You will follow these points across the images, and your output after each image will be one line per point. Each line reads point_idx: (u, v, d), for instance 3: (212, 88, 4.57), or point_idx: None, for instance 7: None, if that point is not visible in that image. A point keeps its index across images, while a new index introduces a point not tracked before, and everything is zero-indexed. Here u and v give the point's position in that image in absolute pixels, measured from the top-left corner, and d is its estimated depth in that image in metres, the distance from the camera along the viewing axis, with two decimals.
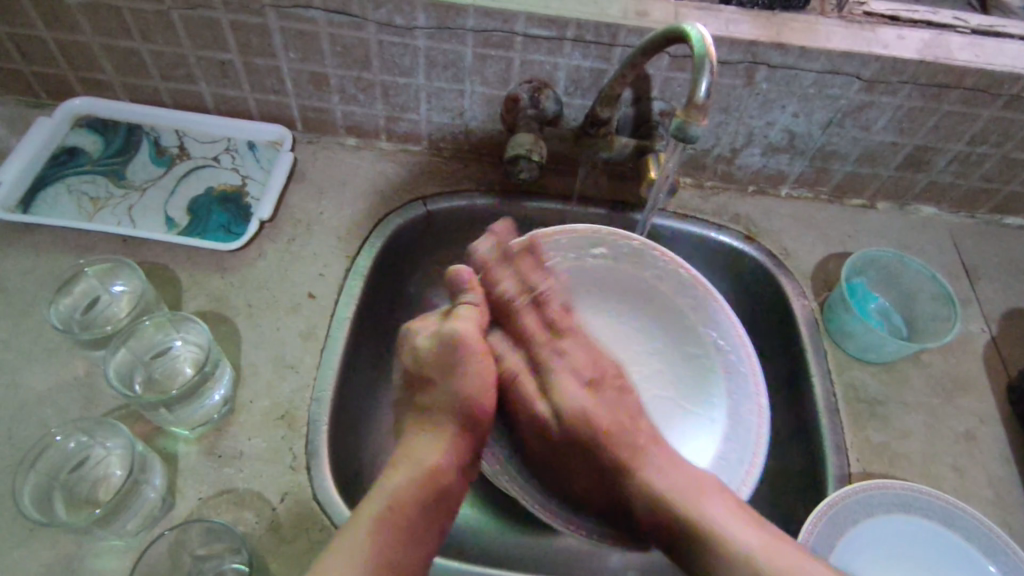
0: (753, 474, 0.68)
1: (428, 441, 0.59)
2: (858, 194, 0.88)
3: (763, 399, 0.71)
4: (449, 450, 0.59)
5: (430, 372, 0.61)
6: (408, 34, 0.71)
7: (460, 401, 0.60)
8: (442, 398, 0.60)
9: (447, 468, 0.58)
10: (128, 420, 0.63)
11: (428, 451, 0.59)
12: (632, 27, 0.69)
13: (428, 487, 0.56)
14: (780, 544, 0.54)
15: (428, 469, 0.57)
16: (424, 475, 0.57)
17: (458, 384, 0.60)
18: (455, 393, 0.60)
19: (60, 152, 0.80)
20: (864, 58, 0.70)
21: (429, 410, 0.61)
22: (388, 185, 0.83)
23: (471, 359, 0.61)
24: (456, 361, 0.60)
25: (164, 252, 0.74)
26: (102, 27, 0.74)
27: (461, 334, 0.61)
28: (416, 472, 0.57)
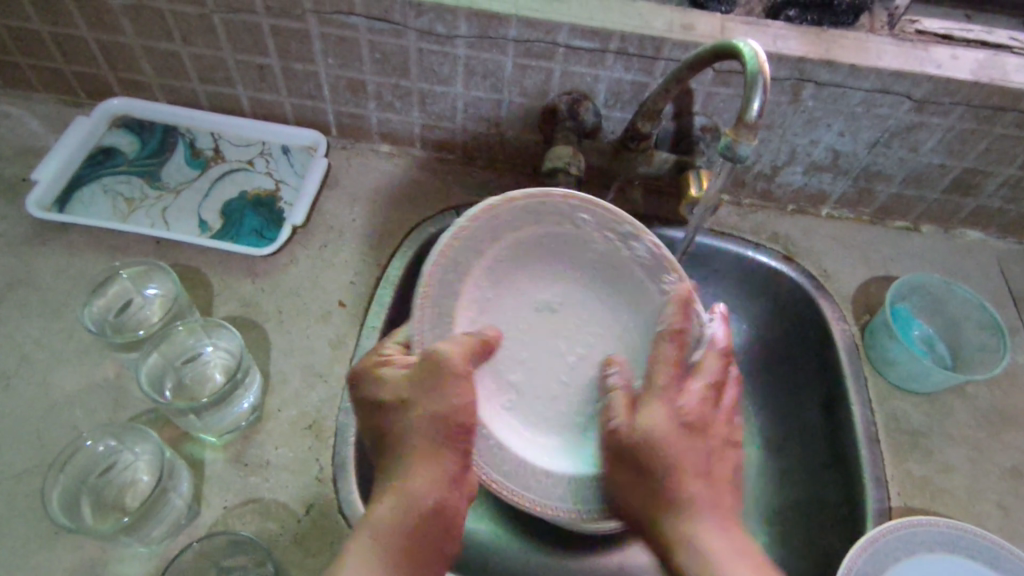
0: None
1: (406, 468, 0.51)
2: (901, 216, 0.86)
3: None
4: (437, 479, 0.51)
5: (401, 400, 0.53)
6: (448, 42, 0.71)
7: (448, 420, 0.52)
8: (420, 422, 0.52)
9: (440, 493, 0.51)
10: (156, 425, 0.62)
11: (412, 477, 0.51)
12: (676, 41, 0.67)
13: (412, 513, 0.49)
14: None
15: (415, 495, 0.50)
16: (408, 500, 0.50)
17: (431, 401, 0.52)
18: (439, 415, 0.52)
19: (97, 152, 0.81)
20: (917, 78, 0.68)
21: (407, 436, 0.52)
22: (420, 194, 0.83)
23: (447, 380, 0.53)
24: (435, 380, 0.53)
25: (196, 255, 0.74)
26: (143, 29, 0.74)
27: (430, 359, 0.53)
28: (399, 505, 0.50)
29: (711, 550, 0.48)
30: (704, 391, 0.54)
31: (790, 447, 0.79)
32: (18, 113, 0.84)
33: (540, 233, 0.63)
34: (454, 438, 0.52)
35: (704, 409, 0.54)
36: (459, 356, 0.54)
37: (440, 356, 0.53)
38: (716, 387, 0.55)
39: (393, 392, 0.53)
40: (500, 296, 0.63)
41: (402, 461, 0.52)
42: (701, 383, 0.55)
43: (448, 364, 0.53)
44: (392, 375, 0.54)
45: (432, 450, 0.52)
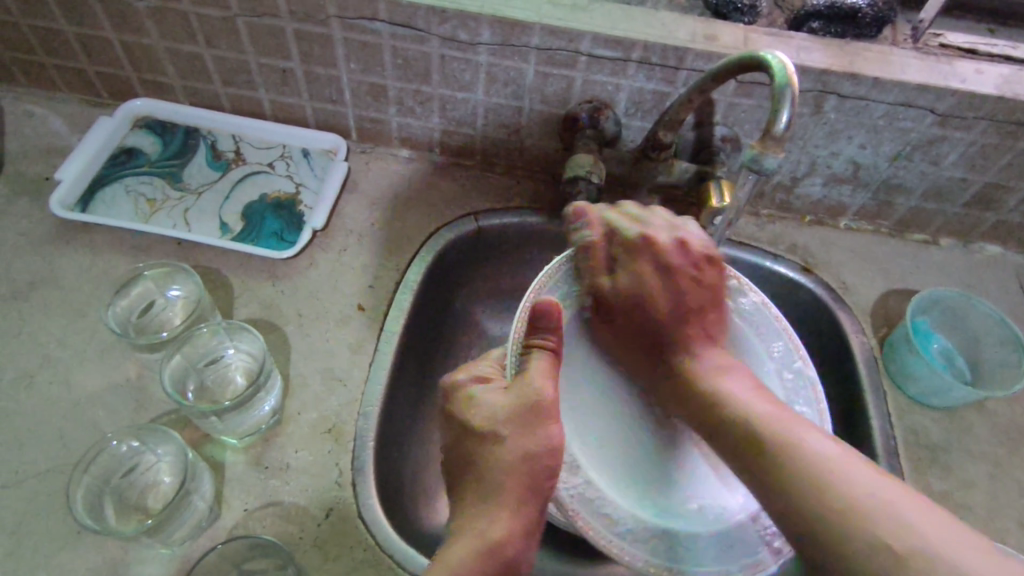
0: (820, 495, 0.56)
1: (492, 511, 0.47)
2: (920, 229, 0.86)
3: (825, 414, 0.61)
4: (515, 531, 0.47)
5: (494, 435, 0.49)
6: (471, 49, 0.71)
7: (537, 468, 0.48)
8: (509, 463, 0.48)
9: (516, 544, 0.46)
10: (178, 426, 0.63)
11: (492, 526, 0.47)
12: (700, 51, 0.67)
13: (487, 565, 0.45)
14: (860, 459, 0.45)
15: (494, 541, 0.46)
16: (484, 548, 0.45)
17: (528, 443, 0.48)
18: (526, 462, 0.48)
19: (120, 152, 0.81)
20: (940, 92, 0.68)
21: (496, 479, 0.48)
22: (439, 199, 0.83)
23: (545, 424, 0.49)
24: (534, 422, 0.49)
25: (217, 257, 0.74)
26: (167, 31, 0.75)
27: (544, 392, 0.49)
28: (469, 555, 0.45)
29: (699, 372, 0.56)
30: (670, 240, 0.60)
31: None
32: (42, 113, 0.85)
33: None
34: (541, 488, 0.48)
35: (672, 255, 0.59)
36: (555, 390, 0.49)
37: (537, 394, 0.49)
38: (660, 255, 0.59)
39: (485, 422, 0.50)
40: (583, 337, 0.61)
41: (487, 505, 0.48)
42: (637, 266, 0.59)
43: (546, 404, 0.49)
44: (487, 401, 0.50)
45: (519, 501, 0.47)
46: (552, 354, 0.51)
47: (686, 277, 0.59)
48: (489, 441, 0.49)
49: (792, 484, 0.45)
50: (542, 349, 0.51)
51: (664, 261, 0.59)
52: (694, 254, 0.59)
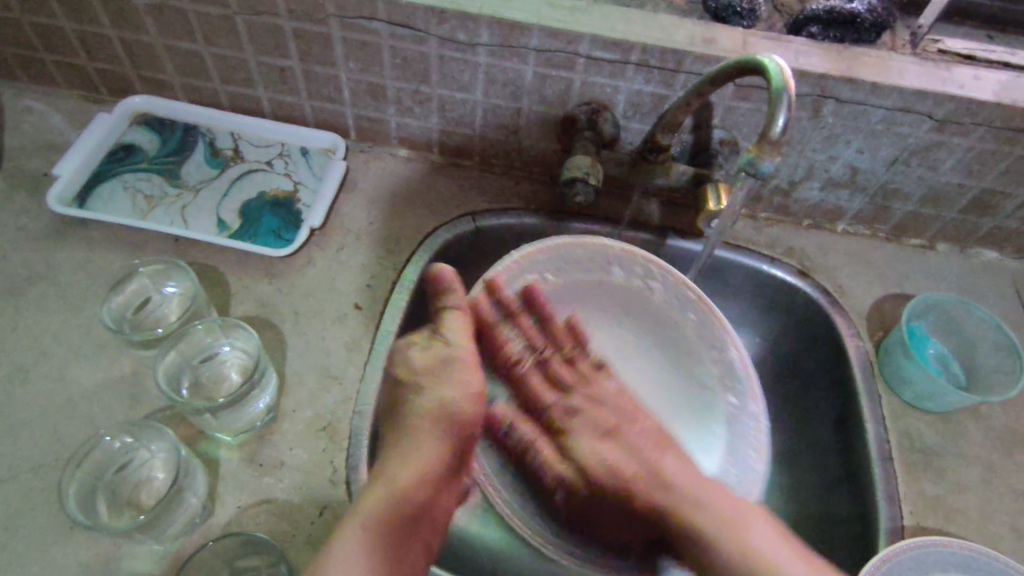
0: (755, 489, 0.64)
1: (408, 453, 0.55)
2: (917, 234, 0.86)
3: (763, 420, 0.66)
4: (427, 470, 0.55)
5: (413, 384, 0.57)
6: (470, 50, 0.71)
7: (449, 407, 0.56)
8: (427, 404, 0.56)
9: (426, 483, 0.54)
10: (172, 422, 0.63)
11: (411, 460, 0.55)
12: (698, 54, 0.68)
13: (406, 497, 0.53)
14: (782, 539, 0.55)
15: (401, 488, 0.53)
16: (394, 489, 0.53)
17: (444, 391, 0.56)
18: (437, 404, 0.56)
19: (118, 149, 0.81)
20: (938, 98, 0.68)
21: (414, 416, 0.56)
22: (437, 199, 0.83)
23: (460, 370, 0.57)
24: (446, 368, 0.57)
25: (214, 254, 0.74)
26: (166, 28, 0.75)
27: (457, 349, 0.57)
28: (389, 485, 0.54)
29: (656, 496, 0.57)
30: (581, 377, 0.65)
31: (802, 464, 0.78)
32: (41, 108, 0.85)
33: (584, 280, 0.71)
34: (453, 425, 0.56)
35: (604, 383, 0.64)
36: (467, 343, 0.57)
37: (452, 349, 0.57)
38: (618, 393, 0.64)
39: (409, 372, 0.58)
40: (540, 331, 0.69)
41: (408, 442, 0.56)
42: (603, 386, 0.64)
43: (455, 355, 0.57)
44: (410, 360, 0.57)
45: (433, 438, 0.55)
46: (465, 313, 0.58)
47: (631, 396, 0.64)
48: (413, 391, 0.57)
49: (720, 556, 0.54)
50: (453, 310, 0.58)
51: (596, 395, 0.64)
52: (609, 383, 0.64)
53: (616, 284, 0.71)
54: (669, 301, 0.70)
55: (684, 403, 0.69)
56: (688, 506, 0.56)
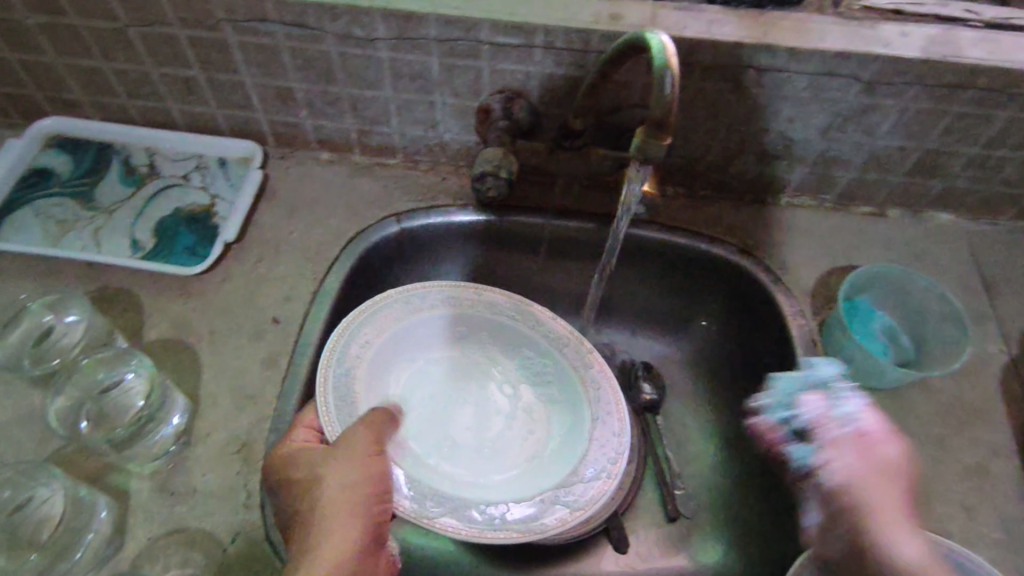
0: (624, 445, 0.65)
1: (314, 543, 0.49)
2: (865, 201, 0.82)
3: (606, 385, 0.69)
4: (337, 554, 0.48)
5: (313, 477, 0.52)
6: (370, 45, 0.68)
7: (358, 490, 0.51)
8: (326, 495, 0.51)
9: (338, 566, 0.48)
10: (80, 456, 0.61)
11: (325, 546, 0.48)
12: (605, 32, 0.64)
13: None
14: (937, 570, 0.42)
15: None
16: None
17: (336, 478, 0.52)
18: (341, 494, 0.51)
19: (30, 174, 0.79)
20: (862, 59, 0.64)
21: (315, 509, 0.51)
22: (361, 202, 0.80)
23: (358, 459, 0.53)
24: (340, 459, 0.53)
25: (128, 276, 0.72)
26: (61, 46, 0.72)
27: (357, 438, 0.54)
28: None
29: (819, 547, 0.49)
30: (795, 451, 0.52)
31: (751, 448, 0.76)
32: None
33: (427, 317, 0.73)
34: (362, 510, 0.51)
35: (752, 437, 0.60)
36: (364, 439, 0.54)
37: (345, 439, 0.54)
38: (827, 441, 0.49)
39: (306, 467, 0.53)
40: (397, 379, 0.71)
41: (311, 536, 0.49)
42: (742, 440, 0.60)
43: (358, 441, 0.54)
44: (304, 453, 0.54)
45: (340, 525, 0.50)
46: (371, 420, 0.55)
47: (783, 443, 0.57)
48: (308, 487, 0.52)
49: None
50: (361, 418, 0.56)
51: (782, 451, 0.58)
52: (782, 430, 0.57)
53: (456, 309, 0.73)
54: (500, 306, 0.73)
55: (542, 402, 0.72)
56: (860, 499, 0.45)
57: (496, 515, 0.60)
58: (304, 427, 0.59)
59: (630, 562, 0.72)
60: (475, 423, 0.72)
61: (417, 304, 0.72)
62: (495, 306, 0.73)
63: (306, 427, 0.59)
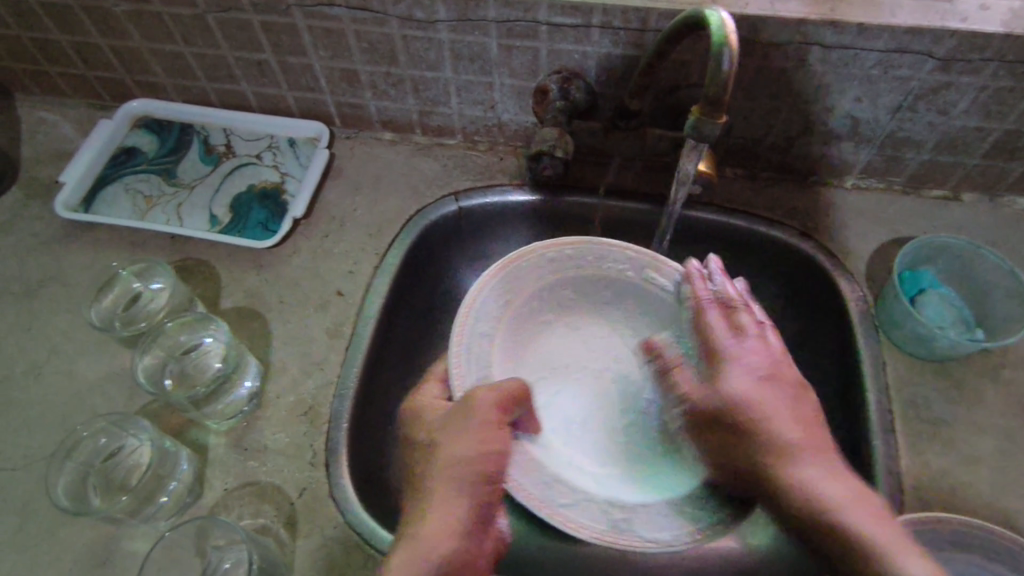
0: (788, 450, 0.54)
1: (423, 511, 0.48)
2: (937, 184, 0.78)
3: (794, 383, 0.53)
4: (446, 529, 0.47)
5: (431, 443, 0.51)
6: (431, 27, 0.70)
7: (472, 466, 0.49)
8: (438, 463, 0.50)
9: (443, 540, 0.46)
10: (165, 412, 0.67)
11: (427, 524, 0.47)
12: (664, 10, 0.63)
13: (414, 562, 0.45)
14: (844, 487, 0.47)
15: (416, 545, 0.46)
16: (409, 551, 0.46)
17: (452, 448, 0.50)
18: (451, 463, 0.49)
19: (119, 152, 0.85)
20: (937, 35, 0.61)
21: (425, 478, 0.50)
22: (421, 181, 0.83)
23: (477, 424, 0.50)
24: (461, 424, 0.51)
25: (207, 248, 0.78)
26: (147, 32, 0.77)
27: (477, 404, 0.51)
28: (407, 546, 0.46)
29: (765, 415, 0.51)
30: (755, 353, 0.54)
31: None
32: (54, 119, 0.90)
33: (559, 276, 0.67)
34: (475, 485, 0.49)
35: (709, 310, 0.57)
36: (490, 406, 0.51)
37: (470, 405, 0.52)
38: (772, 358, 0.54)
39: (430, 431, 0.53)
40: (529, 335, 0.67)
41: (420, 502, 0.49)
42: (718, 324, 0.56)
43: (480, 412, 0.51)
44: (429, 418, 0.54)
45: (451, 498, 0.48)
46: (498, 391, 0.53)
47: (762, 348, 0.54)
48: (424, 451, 0.52)
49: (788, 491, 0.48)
50: (484, 388, 0.53)
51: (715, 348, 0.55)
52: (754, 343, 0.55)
53: (583, 274, 0.67)
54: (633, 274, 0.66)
55: None
56: (804, 457, 0.49)
57: (623, 509, 0.56)
58: (433, 381, 0.60)
59: None
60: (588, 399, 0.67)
61: (548, 267, 0.66)
62: (626, 274, 0.67)
63: (435, 378, 0.61)
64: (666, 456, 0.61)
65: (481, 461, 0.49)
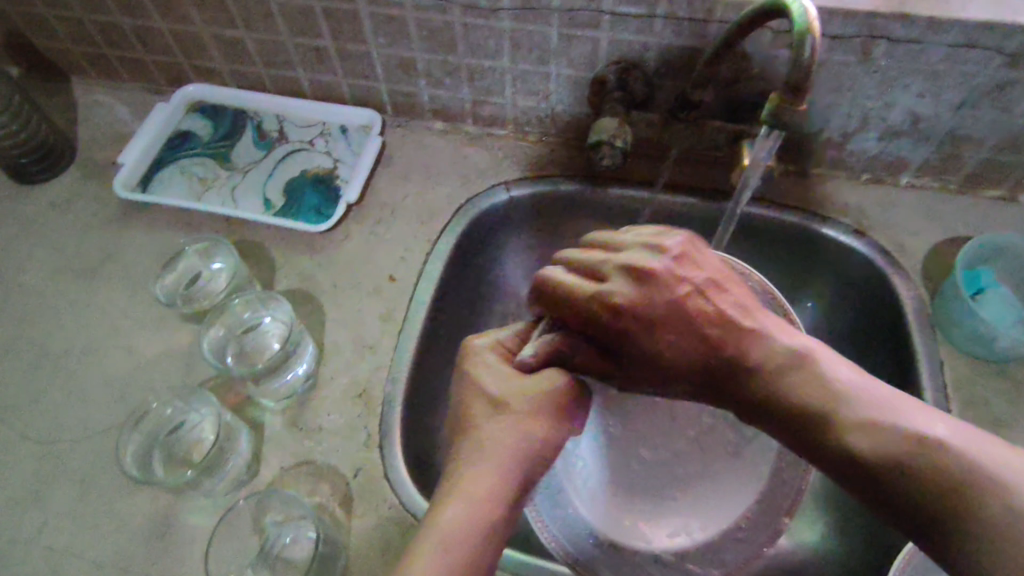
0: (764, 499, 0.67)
1: (484, 475, 0.48)
2: (994, 185, 0.78)
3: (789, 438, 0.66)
4: (504, 500, 0.48)
5: (506, 406, 0.50)
6: (493, 15, 0.70)
7: (540, 447, 0.50)
8: (508, 435, 0.49)
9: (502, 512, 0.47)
10: (222, 389, 0.68)
11: (487, 488, 0.47)
12: (731, 1, 0.63)
13: (475, 528, 0.46)
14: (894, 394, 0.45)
15: (477, 510, 0.47)
16: (471, 513, 0.46)
17: (528, 425, 0.50)
18: (523, 440, 0.49)
19: (175, 136, 0.87)
20: (1008, 30, 0.61)
21: (492, 443, 0.49)
22: (472, 170, 0.83)
23: (552, 411, 0.51)
24: (541, 403, 0.51)
25: (261, 231, 0.79)
26: (210, 17, 0.78)
27: (562, 390, 0.52)
28: (467, 504, 0.47)
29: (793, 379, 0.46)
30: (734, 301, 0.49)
31: None
32: (110, 101, 0.91)
33: None
34: (537, 464, 0.50)
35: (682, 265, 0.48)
36: (569, 393, 0.52)
37: (547, 386, 0.51)
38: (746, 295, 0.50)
39: (504, 390, 0.51)
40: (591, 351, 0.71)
41: (483, 463, 0.49)
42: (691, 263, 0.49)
43: (557, 399, 0.51)
44: (501, 376, 0.52)
45: (514, 473, 0.48)
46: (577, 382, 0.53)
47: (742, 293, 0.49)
48: (494, 408, 0.51)
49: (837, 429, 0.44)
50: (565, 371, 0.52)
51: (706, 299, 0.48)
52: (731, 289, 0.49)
53: None
54: None
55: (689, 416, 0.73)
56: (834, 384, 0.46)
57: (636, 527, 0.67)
58: (500, 332, 0.56)
59: None
60: (631, 395, 0.72)
61: None
62: None
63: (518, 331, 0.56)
64: (694, 484, 0.69)
65: (544, 449, 0.50)
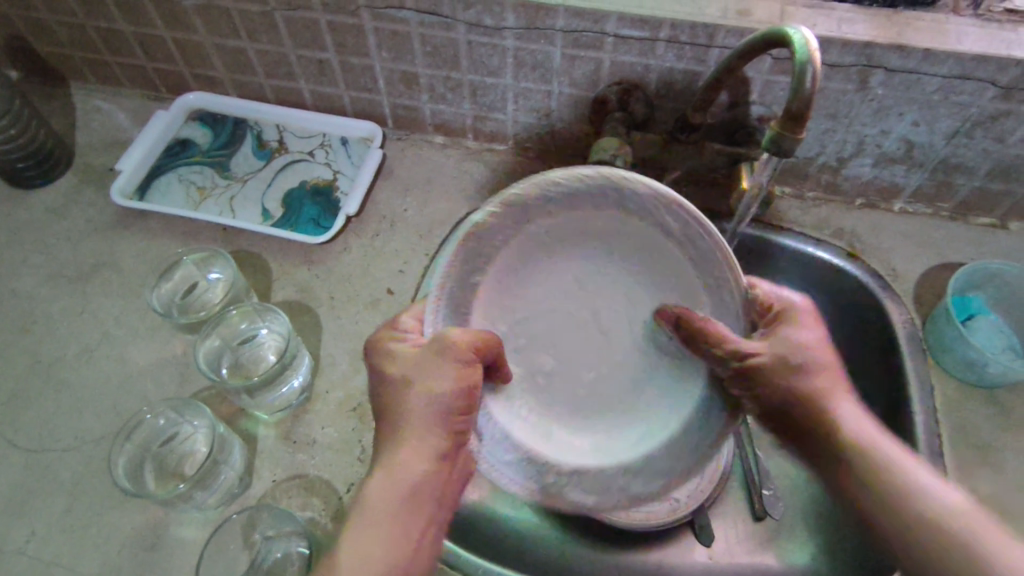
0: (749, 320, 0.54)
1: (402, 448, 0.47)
2: (985, 213, 0.79)
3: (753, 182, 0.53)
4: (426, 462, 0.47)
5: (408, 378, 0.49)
6: (497, 34, 0.71)
7: (447, 402, 0.47)
8: (417, 404, 0.48)
9: (423, 476, 0.47)
10: (216, 401, 0.67)
11: (408, 458, 0.47)
12: (732, 27, 0.64)
13: (397, 497, 0.46)
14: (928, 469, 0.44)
15: (399, 481, 0.46)
16: (395, 488, 0.46)
17: (432, 384, 0.48)
18: (429, 400, 0.48)
19: (174, 144, 0.86)
20: (1002, 63, 0.62)
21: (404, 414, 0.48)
22: (471, 185, 0.84)
23: (448, 365, 0.48)
24: (437, 361, 0.48)
25: (259, 241, 0.78)
26: (213, 27, 0.79)
27: (450, 344, 0.48)
28: (389, 479, 0.46)
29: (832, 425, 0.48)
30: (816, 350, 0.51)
31: None
32: (109, 107, 0.91)
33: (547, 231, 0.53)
34: (451, 422, 0.48)
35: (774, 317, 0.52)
36: (464, 342, 0.48)
37: (441, 343, 0.48)
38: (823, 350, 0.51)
39: (404, 365, 0.50)
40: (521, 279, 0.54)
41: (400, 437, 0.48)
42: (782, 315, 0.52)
43: (450, 351, 0.48)
44: (405, 351, 0.50)
45: (429, 438, 0.47)
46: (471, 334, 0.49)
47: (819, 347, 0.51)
48: (404, 384, 0.49)
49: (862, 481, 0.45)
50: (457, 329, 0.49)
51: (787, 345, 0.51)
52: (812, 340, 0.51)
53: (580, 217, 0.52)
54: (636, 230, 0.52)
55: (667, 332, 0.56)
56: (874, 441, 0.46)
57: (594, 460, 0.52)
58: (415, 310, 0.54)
59: (716, 556, 0.72)
60: None
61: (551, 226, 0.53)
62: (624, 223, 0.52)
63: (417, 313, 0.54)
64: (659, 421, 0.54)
65: (456, 397, 0.48)
